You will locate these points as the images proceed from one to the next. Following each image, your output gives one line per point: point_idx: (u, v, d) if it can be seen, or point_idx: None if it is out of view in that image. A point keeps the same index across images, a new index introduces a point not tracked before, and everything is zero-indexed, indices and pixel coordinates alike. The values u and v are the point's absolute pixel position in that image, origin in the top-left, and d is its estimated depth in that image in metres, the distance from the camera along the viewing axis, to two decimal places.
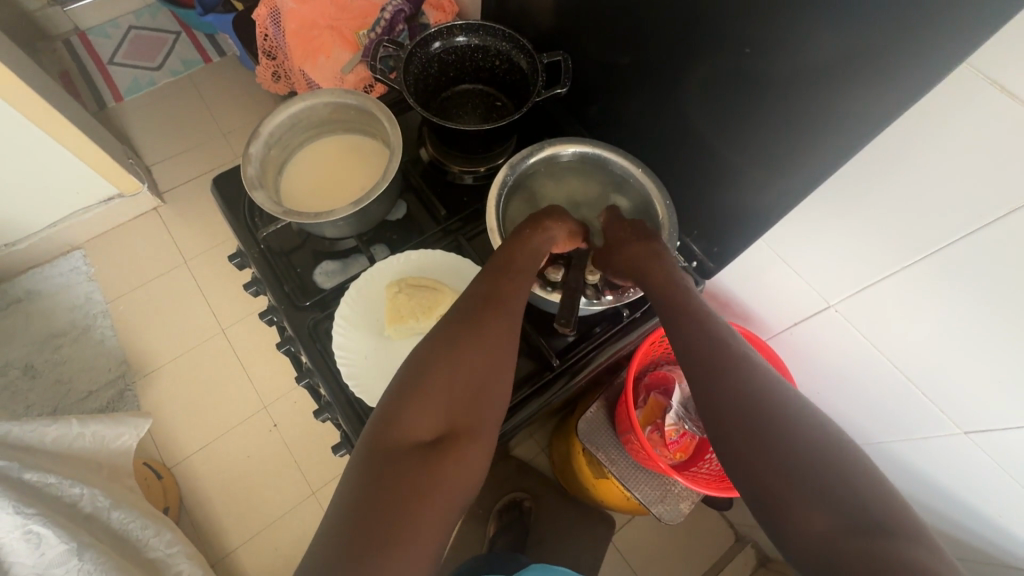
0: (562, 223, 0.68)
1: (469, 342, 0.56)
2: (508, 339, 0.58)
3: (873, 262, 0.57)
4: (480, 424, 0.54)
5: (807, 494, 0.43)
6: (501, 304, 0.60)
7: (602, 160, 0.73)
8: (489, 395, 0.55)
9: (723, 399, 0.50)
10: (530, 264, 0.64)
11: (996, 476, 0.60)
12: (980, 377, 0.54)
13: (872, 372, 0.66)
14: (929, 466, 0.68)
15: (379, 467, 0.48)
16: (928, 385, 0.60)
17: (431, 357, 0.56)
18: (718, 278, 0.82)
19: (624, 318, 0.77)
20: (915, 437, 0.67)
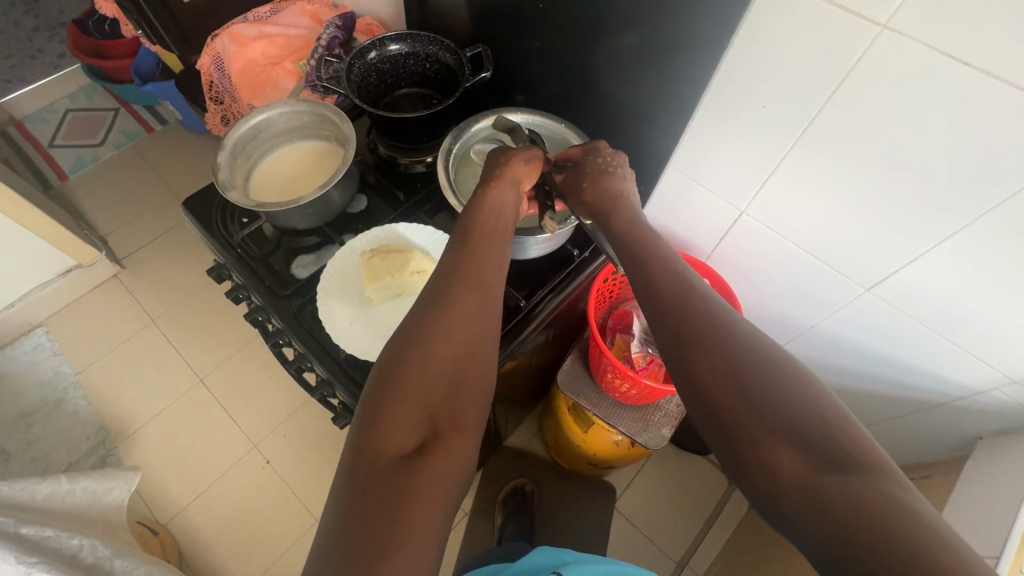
0: (518, 163, 0.74)
1: (444, 337, 0.59)
2: (482, 327, 0.61)
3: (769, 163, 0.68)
4: (463, 417, 0.57)
5: (780, 438, 0.44)
6: (470, 295, 0.62)
7: (530, 123, 0.84)
8: (467, 386, 0.58)
9: (693, 355, 0.50)
10: (499, 221, 0.70)
11: (898, 320, 0.71)
12: (862, 233, 0.66)
13: (790, 262, 0.78)
14: (850, 333, 0.79)
15: (365, 477, 0.50)
16: (834, 256, 0.71)
17: (414, 354, 0.58)
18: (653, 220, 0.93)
19: (575, 258, 0.87)
20: (834, 308, 0.78)
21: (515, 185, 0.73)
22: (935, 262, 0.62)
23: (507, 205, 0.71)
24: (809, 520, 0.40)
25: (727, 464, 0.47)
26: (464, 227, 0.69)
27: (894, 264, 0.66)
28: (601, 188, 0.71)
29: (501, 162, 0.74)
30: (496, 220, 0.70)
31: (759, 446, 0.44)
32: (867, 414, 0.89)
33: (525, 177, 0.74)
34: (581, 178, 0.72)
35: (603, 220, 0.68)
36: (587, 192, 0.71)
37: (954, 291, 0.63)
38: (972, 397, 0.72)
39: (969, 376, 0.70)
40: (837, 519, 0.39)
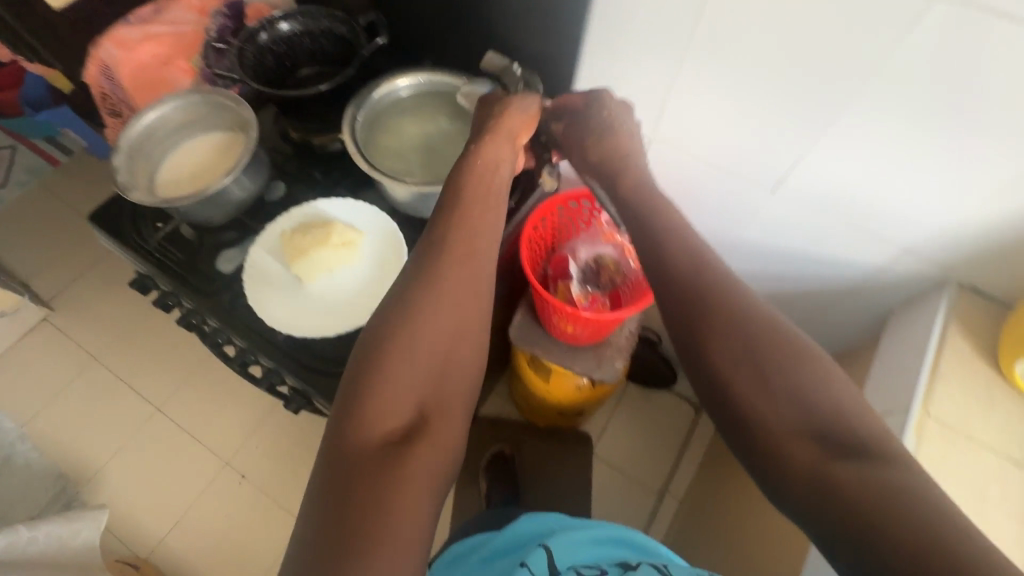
0: (516, 117, 0.68)
1: (438, 325, 0.55)
2: (478, 311, 0.58)
3: (657, 82, 0.70)
4: (450, 402, 0.55)
5: (798, 431, 0.46)
6: (466, 273, 0.58)
7: (432, 85, 0.80)
8: (454, 369, 0.56)
9: (706, 358, 0.51)
10: (488, 175, 0.64)
11: (807, 213, 0.76)
12: (757, 132, 0.70)
13: (703, 177, 0.81)
14: (768, 236, 0.83)
15: (349, 466, 0.48)
16: (733, 159, 0.74)
17: (403, 340, 0.54)
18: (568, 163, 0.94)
19: (500, 208, 0.88)
20: (750, 214, 0.82)
21: (512, 136, 0.67)
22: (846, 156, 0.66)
23: (502, 161, 0.65)
24: (818, 507, 0.43)
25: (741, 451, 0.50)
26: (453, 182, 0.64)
27: (788, 155, 0.69)
28: (606, 149, 0.67)
29: (502, 102, 0.69)
30: (489, 173, 0.65)
31: (776, 433, 0.47)
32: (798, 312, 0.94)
33: (521, 130, 0.68)
34: (584, 134, 0.69)
35: (607, 180, 0.66)
36: (591, 149, 0.68)
37: (843, 170, 0.67)
38: (876, 271, 0.78)
39: (869, 253, 0.76)
40: (845, 509, 0.41)
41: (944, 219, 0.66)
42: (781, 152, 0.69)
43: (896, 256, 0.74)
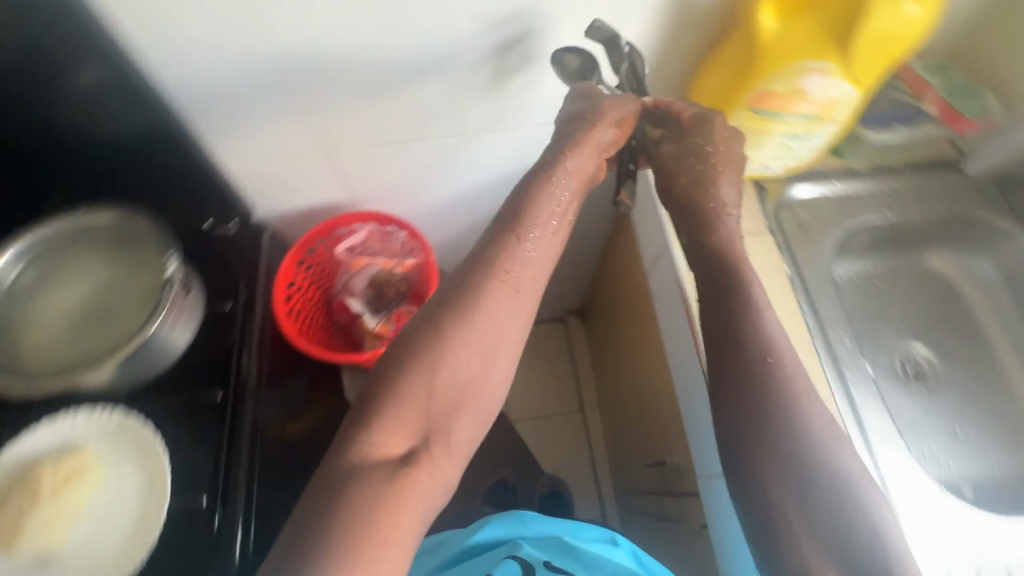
0: (602, 130, 0.57)
1: (474, 346, 0.52)
2: (513, 327, 0.54)
3: (272, 72, 0.60)
4: (457, 429, 0.51)
5: (808, 516, 0.47)
6: (506, 295, 0.54)
7: (34, 245, 0.66)
8: (471, 405, 0.52)
9: (762, 397, 0.51)
10: (565, 211, 0.58)
11: (504, 123, 0.74)
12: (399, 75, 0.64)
13: (394, 147, 0.74)
14: (491, 163, 0.80)
15: (341, 490, 0.46)
16: (391, 109, 0.68)
17: (424, 366, 0.51)
18: (270, 212, 0.81)
19: (226, 312, 0.72)
20: (461, 153, 0.77)
21: (598, 151, 0.59)
22: (500, 54, 0.63)
23: (581, 174, 0.58)
24: None
25: (741, 499, 0.51)
26: (524, 214, 0.55)
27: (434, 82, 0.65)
28: (691, 178, 0.61)
29: (592, 103, 0.58)
30: (549, 218, 0.57)
31: (777, 501, 0.48)
32: None
33: (609, 145, 0.59)
34: (676, 154, 0.62)
35: (685, 221, 0.62)
36: (665, 155, 0.62)
37: (501, 70, 0.65)
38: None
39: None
40: None
41: (607, 66, 0.68)
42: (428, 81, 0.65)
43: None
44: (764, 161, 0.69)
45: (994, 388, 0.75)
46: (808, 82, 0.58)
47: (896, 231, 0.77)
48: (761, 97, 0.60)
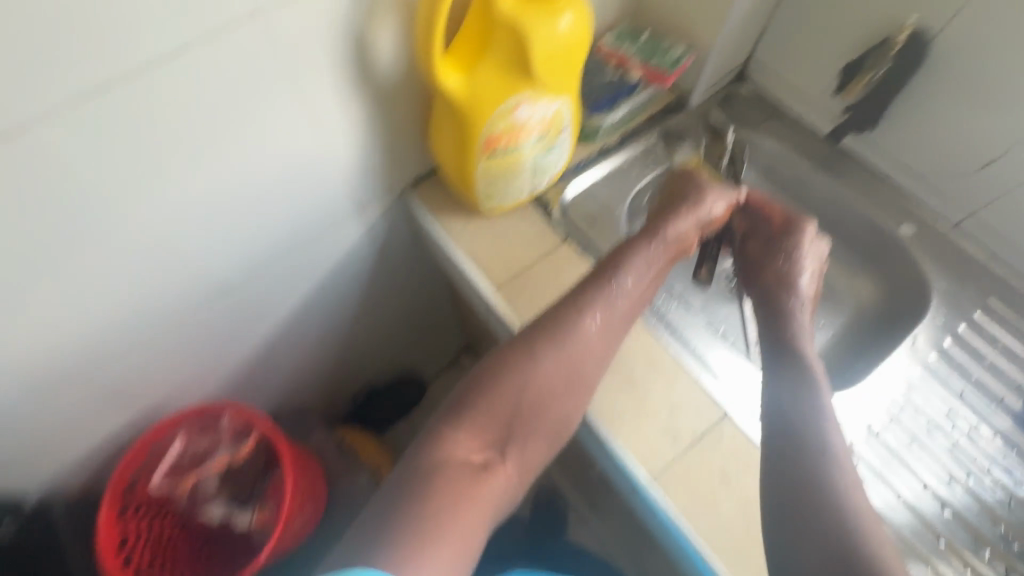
0: (711, 199, 0.67)
1: (564, 370, 0.57)
2: (586, 359, 0.59)
3: None
4: (526, 444, 0.56)
5: (817, 501, 0.48)
6: (596, 327, 0.59)
7: None
8: (544, 418, 0.57)
9: (808, 390, 0.55)
10: (663, 261, 0.64)
11: (275, 247, 0.67)
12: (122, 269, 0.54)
13: (167, 330, 0.64)
14: (286, 287, 0.73)
15: (429, 472, 0.50)
16: (134, 301, 0.58)
17: (535, 360, 0.57)
18: (38, 481, 0.66)
19: None
20: (248, 296, 0.69)
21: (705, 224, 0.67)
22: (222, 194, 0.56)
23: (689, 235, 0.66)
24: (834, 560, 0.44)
25: (767, 474, 0.52)
26: (609, 268, 0.62)
27: (198, 241, 0.58)
28: (767, 248, 0.67)
29: (688, 189, 0.68)
30: (648, 262, 0.63)
31: (794, 477, 0.50)
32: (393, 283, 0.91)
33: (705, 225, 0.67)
34: (761, 252, 0.67)
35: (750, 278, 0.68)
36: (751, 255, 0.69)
37: (232, 208, 0.58)
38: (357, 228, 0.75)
39: (331, 232, 0.71)
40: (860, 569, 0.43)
41: (346, 155, 0.63)
42: (155, 252, 0.56)
43: (352, 214, 0.72)
44: (526, 185, 0.69)
45: None
46: (521, 112, 0.58)
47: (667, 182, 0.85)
48: (489, 139, 0.59)
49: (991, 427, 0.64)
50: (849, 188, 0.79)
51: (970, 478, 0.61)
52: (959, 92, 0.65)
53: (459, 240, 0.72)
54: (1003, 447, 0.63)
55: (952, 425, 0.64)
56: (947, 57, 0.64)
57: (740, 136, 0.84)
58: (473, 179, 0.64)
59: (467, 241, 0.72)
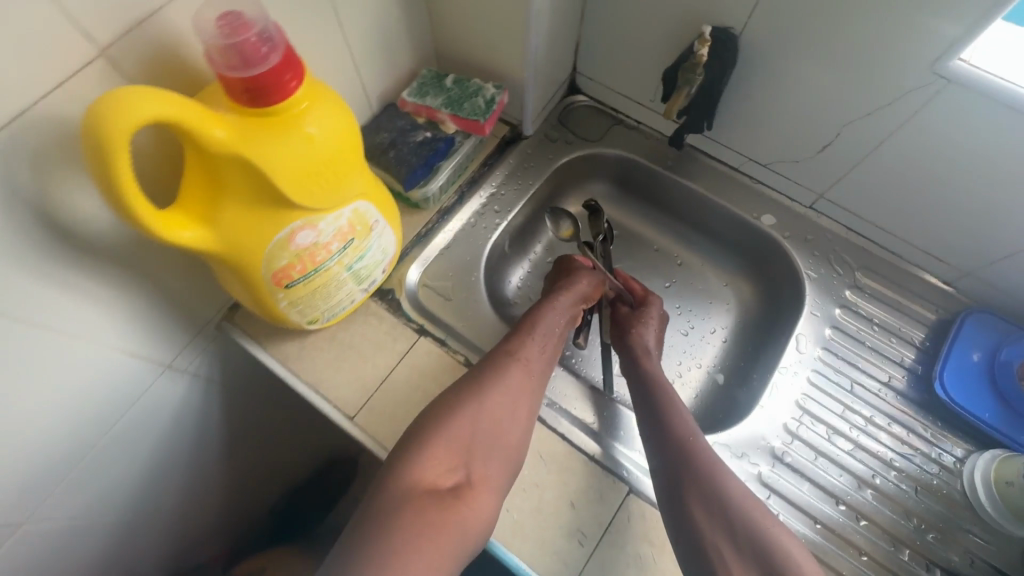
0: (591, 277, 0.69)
1: (505, 401, 0.56)
2: (534, 373, 0.60)
3: None
4: (493, 461, 0.54)
5: (719, 513, 0.51)
6: (523, 370, 0.59)
7: None
8: (507, 429, 0.55)
9: (673, 410, 0.58)
10: (563, 323, 0.65)
11: (52, 455, 0.52)
12: None
13: None
14: (96, 480, 0.59)
15: (393, 510, 0.48)
16: None
17: (490, 376, 0.57)
18: None
19: None
20: (40, 516, 0.54)
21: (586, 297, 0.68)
22: None
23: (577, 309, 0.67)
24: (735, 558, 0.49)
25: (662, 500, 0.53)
26: (519, 334, 0.62)
27: None
28: (630, 319, 0.70)
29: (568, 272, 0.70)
30: (550, 331, 0.64)
31: (688, 499, 0.52)
32: (250, 401, 0.78)
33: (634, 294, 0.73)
34: (627, 320, 0.70)
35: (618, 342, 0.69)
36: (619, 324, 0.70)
37: None
38: (176, 383, 0.63)
39: (138, 406, 0.59)
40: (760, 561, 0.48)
41: (95, 325, 0.49)
42: None
43: (156, 374, 0.60)
44: (353, 292, 0.59)
45: (675, 278, 0.81)
46: (300, 239, 0.47)
47: (525, 213, 0.77)
48: (274, 275, 0.49)
49: (885, 415, 0.63)
50: (703, 188, 0.75)
51: (877, 479, 0.59)
52: (777, 85, 0.61)
53: (298, 368, 0.62)
54: (899, 435, 0.62)
55: (848, 425, 0.62)
56: (756, 52, 0.60)
57: (587, 153, 0.79)
58: (282, 313, 0.54)
59: (308, 367, 0.62)
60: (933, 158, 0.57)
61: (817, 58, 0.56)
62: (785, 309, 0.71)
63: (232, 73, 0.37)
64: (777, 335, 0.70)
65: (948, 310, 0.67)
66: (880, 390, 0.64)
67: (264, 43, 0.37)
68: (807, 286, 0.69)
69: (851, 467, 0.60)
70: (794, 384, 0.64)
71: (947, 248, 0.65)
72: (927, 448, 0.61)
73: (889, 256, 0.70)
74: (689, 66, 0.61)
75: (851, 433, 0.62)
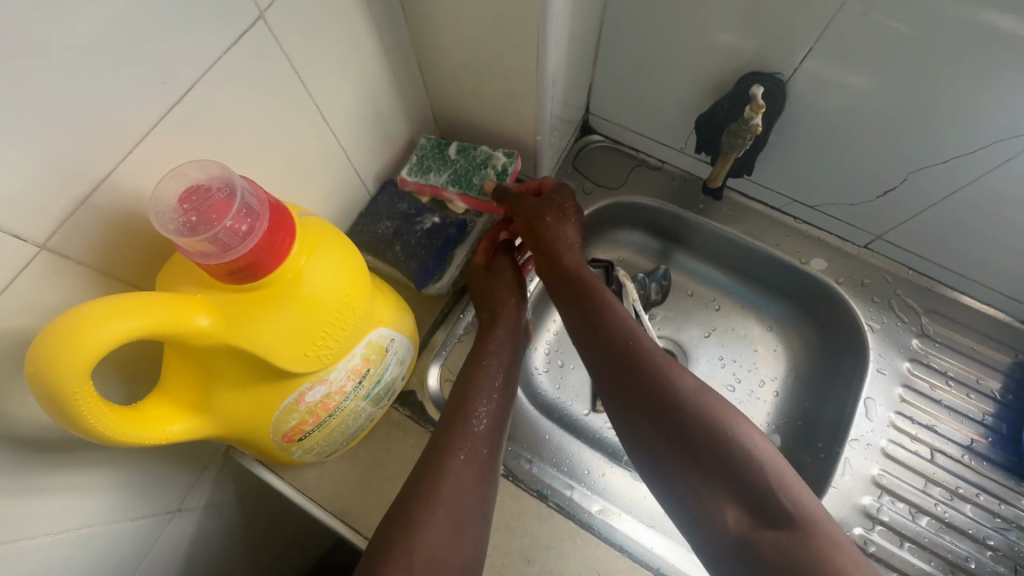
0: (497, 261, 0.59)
1: (447, 512, 0.43)
2: (489, 431, 0.49)
3: None
4: (462, 539, 0.43)
5: (719, 469, 0.42)
6: (466, 467, 0.46)
7: None
8: (468, 497, 0.44)
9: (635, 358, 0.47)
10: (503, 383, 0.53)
11: None
12: None
13: None
14: None
15: None
16: None
17: (439, 451, 0.47)
18: None
19: None
20: None
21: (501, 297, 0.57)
22: None
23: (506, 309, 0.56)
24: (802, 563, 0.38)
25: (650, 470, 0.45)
26: (456, 409, 0.49)
27: None
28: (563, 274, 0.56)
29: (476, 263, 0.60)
30: (488, 399, 0.50)
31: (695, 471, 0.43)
32: (272, 514, 0.72)
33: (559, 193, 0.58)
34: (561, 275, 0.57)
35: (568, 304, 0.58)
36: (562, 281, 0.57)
37: None
38: (187, 523, 0.56)
39: (146, 563, 0.52)
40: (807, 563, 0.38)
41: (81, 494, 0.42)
42: None
43: (164, 521, 0.53)
44: (372, 412, 0.52)
45: (713, 326, 0.73)
46: (309, 398, 0.40)
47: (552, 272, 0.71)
48: (284, 435, 0.42)
49: (971, 484, 0.57)
50: (743, 233, 0.68)
51: (972, 562, 0.54)
52: (832, 128, 0.54)
53: (319, 495, 0.55)
54: (991, 505, 0.56)
55: (932, 502, 0.57)
56: (808, 95, 0.52)
57: (609, 203, 0.71)
58: (297, 457, 0.48)
59: (331, 494, 0.55)
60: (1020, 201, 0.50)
61: (882, 99, 0.49)
62: (846, 364, 0.64)
63: (207, 262, 0.30)
64: (840, 394, 0.63)
65: None
66: (962, 454, 0.59)
67: (244, 219, 0.30)
68: (869, 339, 0.63)
69: (943, 551, 0.55)
70: (868, 457, 0.58)
71: None
72: None
73: (958, 296, 0.63)
74: (737, 130, 0.54)
75: (937, 510, 0.56)
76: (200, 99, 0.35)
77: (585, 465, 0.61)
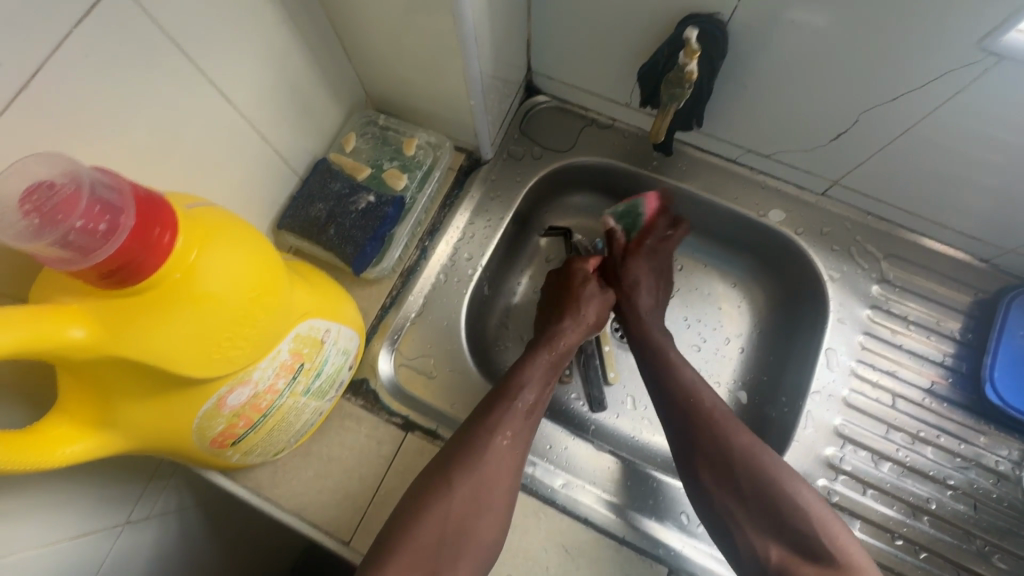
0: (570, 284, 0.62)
1: (481, 478, 0.48)
2: (525, 415, 0.53)
3: None
4: (488, 505, 0.48)
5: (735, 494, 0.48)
6: (501, 441, 0.50)
7: None
8: (498, 469, 0.49)
9: (707, 408, 0.53)
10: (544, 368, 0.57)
11: None
12: None
13: None
14: None
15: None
16: None
17: (480, 425, 0.51)
18: None
19: None
20: None
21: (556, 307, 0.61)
22: None
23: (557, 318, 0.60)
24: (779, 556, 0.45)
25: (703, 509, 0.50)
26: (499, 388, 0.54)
27: None
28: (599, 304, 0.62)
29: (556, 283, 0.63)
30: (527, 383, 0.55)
31: (732, 510, 0.48)
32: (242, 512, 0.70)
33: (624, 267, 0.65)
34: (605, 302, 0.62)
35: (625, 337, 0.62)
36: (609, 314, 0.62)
37: None
38: (143, 534, 0.54)
39: None
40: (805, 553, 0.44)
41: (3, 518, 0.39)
42: None
43: (114, 535, 0.50)
44: (319, 406, 0.49)
45: (676, 287, 0.71)
46: (233, 401, 0.38)
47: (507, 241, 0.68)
48: (214, 441, 0.40)
49: (932, 427, 0.57)
50: (699, 189, 0.65)
51: (933, 503, 0.54)
52: (780, 72, 0.51)
53: (275, 494, 0.53)
54: (952, 445, 0.56)
55: (893, 447, 0.57)
56: (753, 39, 0.48)
57: (558, 167, 0.68)
58: (241, 459, 0.46)
59: (285, 490, 0.53)
60: (973, 139, 0.48)
61: (829, 39, 0.46)
62: (808, 315, 0.63)
63: (71, 267, 0.27)
64: (802, 346, 0.63)
65: (988, 292, 0.60)
66: (923, 398, 0.58)
67: (101, 216, 0.27)
68: (829, 290, 0.61)
69: (904, 494, 0.55)
70: (830, 409, 0.58)
71: (988, 230, 0.56)
72: (983, 459, 0.56)
73: (919, 239, 0.62)
74: (675, 80, 0.51)
75: (898, 455, 0.56)
76: (51, 82, 0.30)
77: (547, 438, 0.59)
